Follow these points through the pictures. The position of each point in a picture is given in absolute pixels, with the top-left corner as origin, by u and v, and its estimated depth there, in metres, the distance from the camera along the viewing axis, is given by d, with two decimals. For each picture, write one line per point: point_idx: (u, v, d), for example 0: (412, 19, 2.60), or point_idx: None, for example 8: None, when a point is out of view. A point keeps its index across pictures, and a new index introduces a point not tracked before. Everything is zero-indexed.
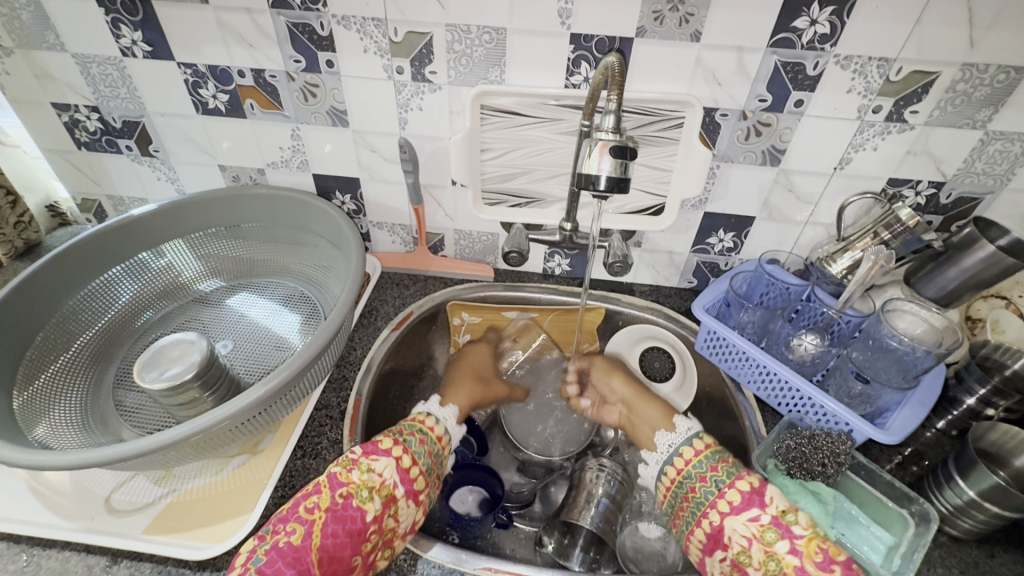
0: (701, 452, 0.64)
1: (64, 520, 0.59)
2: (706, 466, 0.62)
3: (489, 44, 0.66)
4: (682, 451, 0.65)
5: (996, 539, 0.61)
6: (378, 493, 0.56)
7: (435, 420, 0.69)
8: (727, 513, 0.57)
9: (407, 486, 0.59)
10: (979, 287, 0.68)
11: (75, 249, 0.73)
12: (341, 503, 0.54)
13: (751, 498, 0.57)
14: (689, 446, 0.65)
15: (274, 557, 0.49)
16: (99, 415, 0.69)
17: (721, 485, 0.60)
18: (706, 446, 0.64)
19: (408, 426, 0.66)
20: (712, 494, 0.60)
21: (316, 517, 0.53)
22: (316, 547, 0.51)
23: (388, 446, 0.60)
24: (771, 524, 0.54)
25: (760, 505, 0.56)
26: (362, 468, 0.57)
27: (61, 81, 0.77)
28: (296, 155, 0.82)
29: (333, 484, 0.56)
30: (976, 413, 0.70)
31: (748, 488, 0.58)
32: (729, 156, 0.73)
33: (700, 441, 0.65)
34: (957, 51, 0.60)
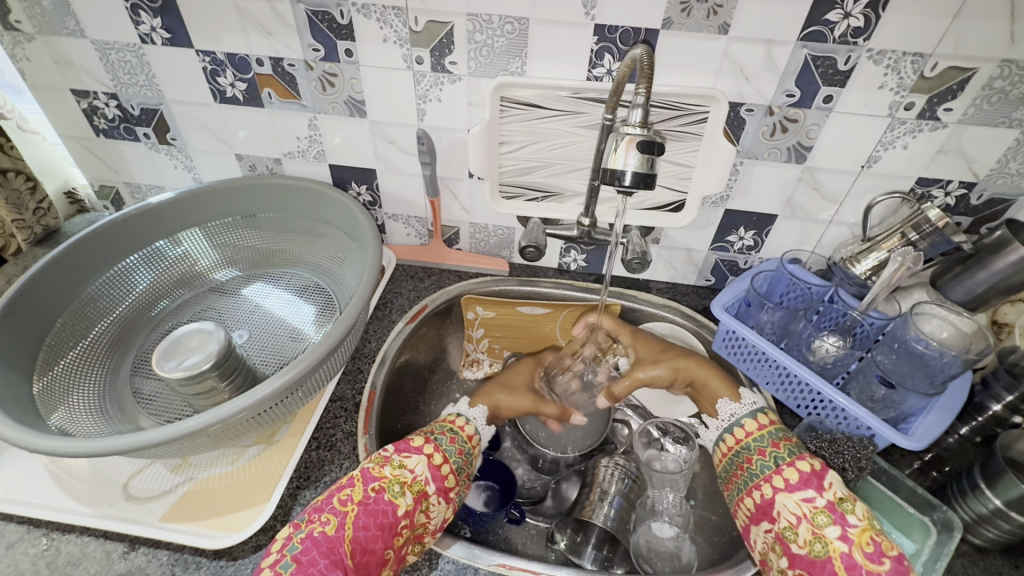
0: (765, 427, 0.63)
1: (82, 505, 0.59)
2: (769, 440, 0.61)
3: (511, 34, 0.65)
4: (744, 422, 0.64)
5: (1021, 550, 0.60)
6: (408, 489, 0.56)
7: (467, 420, 0.67)
8: (781, 489, 0.56)
9: (437, 483, 0.58)
10: (1009, 292, 0.66)
11: (94, 235, 0.73)
12: (373, 497, 0.54)
13: (809, 479, 0.56)
14: (752, 419, 0.64)
15: (308, 547, 0.50)
16: (117, 402, 0.69)
17: (780, 461, 0.58)
18: (771, 422, 0.63)
19: (439, 425, 0.65)
20: (768, 468, 0.58)
21: (349, 509, 0.53)
22: (348, 538, 0.51)
23: (420, 443, 0.61)
24: (825, 508, 0.53)
25: (817, 488, 0.55)
26: (394, 464, 0.58)
27: (81, 68, 0.77)
28: (312, 145, 0.81)
29: (365, 478, 0.56)
30: (1002, 420, 0.68)
31: (808, 469, 0.56)
32: (753, 152, 0.72)
33: (765, 416, 0.64)
34: (997, 47, 0.58)
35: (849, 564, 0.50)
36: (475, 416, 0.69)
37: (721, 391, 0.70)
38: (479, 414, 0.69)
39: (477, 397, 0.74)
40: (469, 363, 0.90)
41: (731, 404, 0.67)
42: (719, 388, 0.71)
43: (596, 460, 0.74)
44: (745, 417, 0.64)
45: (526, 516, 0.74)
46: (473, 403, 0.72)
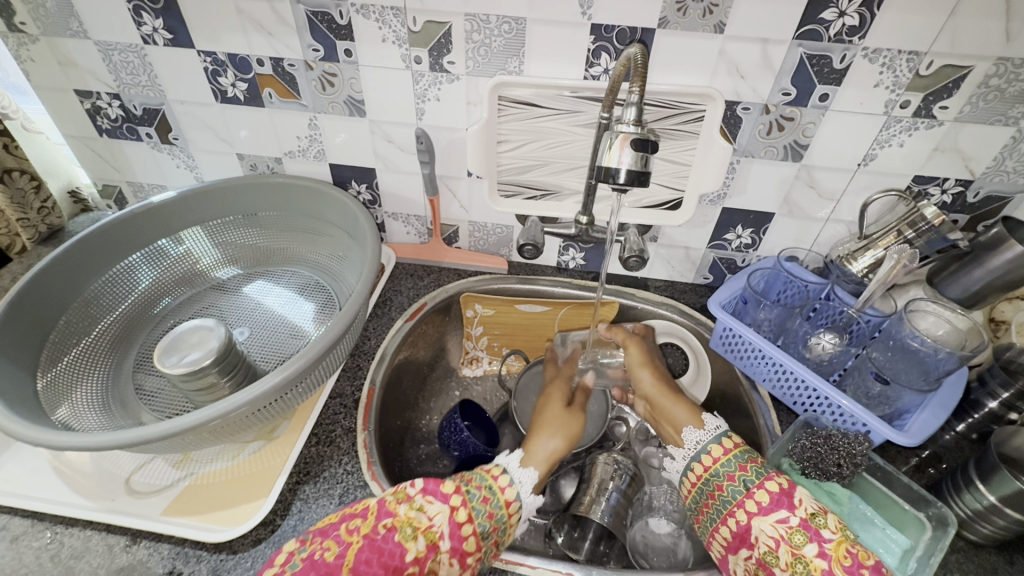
0: (730, 451, 0.60)
1: (85, 499, 0.60)
2: (736, 463, 0.59)
3: (508, 34, 0.66)
4: (710, 448, 0.61)
5: (1017, 546, 0.60)
6: (422, 534, 0.53)
7: (510, 480, 0.60)
8: (754, 513, 0.55)
9: (454, 541, 0.54)
10: (1005, 289, 0.67)
11: (97, 234, 0.74)
12: (382, 534, 0.52)
13: (780, 499, 0.54)
14: (717, 444, 0.61)
15: (307, 567, 0.49)
16: (119, 398, 0.70)
17: (750, 484, 0.56)
18: (735, 445, 0.61)
19: (478, 477, 0.60)
20: (740, 494, 0.56)
21: (354, 540, 0.52)
22: (347, 567, 0.50)
23: (449, 491, 0.57)
24: (800, 526, 0.52)
25: (789, 507, 0.53)
26: (413, 505, 0.55)
27: (84, 68, 0.78)
28: (313, 145, 0.82)
29: (379, 512, 0.54)
30: (998, 417, 0.69)
31: (777, 489, 0.55)
32: (750, 150, 0.72)
33: (727, 440, 0.61)
34: (992, 45, 0.58)
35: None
36: (520, 480, 0.61)
37: (685, 418, 0.68)
38: (528, 477, 0.61)
39: (529, 456, 0.66)
40: (467, 361, 0.92)
41: (695, 430, 0.64)
42: (682, 414, 0.68)
43: (594, 455, 0.75)
44: (710, 442, 0.62)
45: (526, 512, 0.75)
46: (524, 464, 0.63)
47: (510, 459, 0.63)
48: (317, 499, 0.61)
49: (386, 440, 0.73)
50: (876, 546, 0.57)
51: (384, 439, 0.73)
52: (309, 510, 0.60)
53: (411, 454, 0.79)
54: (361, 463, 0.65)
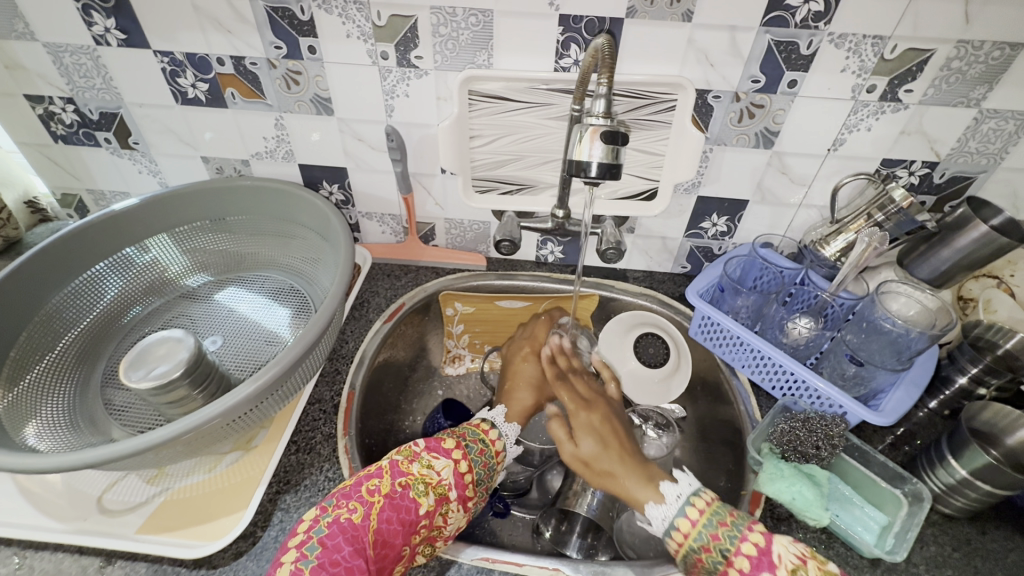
0: (698, 521, 0.54)
1: (55, 521, 0.58)
2: (708, 532, 0.53)
3: (476, 26, 0.64)
4: (677, 524, 0.54)
5: (989, 516, 0.62)
6: (433, 490, 0.55)
7: (499, 433, 0.64)
8: None
9: (460, 490, 0.57)
10: (972, 268, 0.68)
11: (57, 246, 0.71)
12: (399, 492, 0.54)
13: (761, 562, 0.50)
14: (684, 517, 0.54)
15: (335, 532, 0.49)
16: (88, 415, 0.68)
17: (727, 553, 0.51)
18: (701, 511, 0.54)
19: (471, 432, 0.63)
20: (720, 564, 0.52)
21: (376, 500, 0.52)
22: (372, 529, 0.51)
23: (451, 445, 0.59)
24: None
25: (771, 570, 0.49)
26: (423, 463, 0.57)
27: (33, 72, 0.75)
28: (281, 145, 0.80)
29: (393, 471, 0.55)
30: (968, 393, 0.71)
31: (756, 551, 0.50)
32: (721, 139, 0.72)
33: (693, 508, 0.54)
34: (952, 28, 0.59)
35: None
36: (506, 432, 0.65)
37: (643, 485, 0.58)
38: (513, 431, 0.66)
39: (512, 407, 0.70)
40: (449, 360, 0.91)
41: (658, 508, 0.56)
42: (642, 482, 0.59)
43: None
44: (679, 515, 0.55)
45: (512, 509, 0.75)
46: (508, 419, 0.67)
47: (496, 414, 0.67)
48: (298, 508, 0.60)
49: (369, 443, 0.73)
50: (855, 525, 0.58)
51: (366, 444, 0.72)
52: (291, 520, 0.59)
53: None
54: (342, 468, 0.64)
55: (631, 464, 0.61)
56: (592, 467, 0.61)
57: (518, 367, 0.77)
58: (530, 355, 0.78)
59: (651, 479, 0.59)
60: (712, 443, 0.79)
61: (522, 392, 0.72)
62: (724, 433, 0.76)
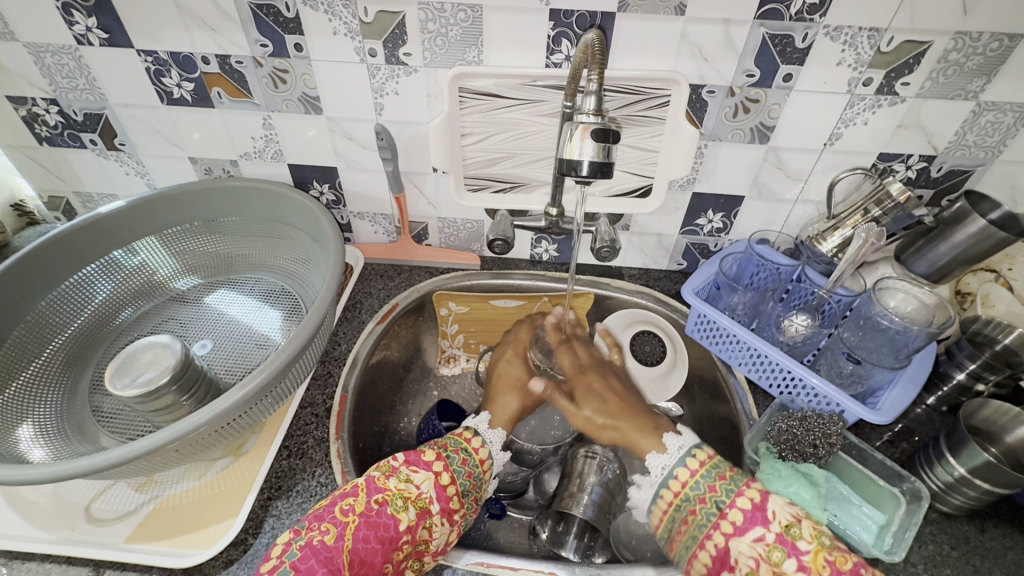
0: (698, 471, 0.57)
1: (43, 531, 0.57)
2: (705, 484, 0.56)
3: (465, 22, 0.63)
4: (676, 472, 0.58)
5: (987, 514, 0.62)
6: (412, 504, 0.55)
7: (483, 442, 0.64)
8: (730, 534, 0.51)
9: (442, 503, 0.57)
10: (970, 262, 0.67)
11: (42, 250, 0.70)
12: (376, 509, 0.53)
13: (754, 515, 0.51)
14: (684, 467, 0.58)
15: (307, 555, 0.49)
16: (76, 422, 0.67)
17: (722, 504, 0.53)
18: (701, 463, 0.58)
19: (453, 441, 0.62)
20: (713, 516, 0.54)
21: (350, 520, 0.52)
22: (347, 549, 0.50)
23: (430, 458, 0.59)
24: (776, 541, 0.49)
25: (763, 522, 0.51)
26: (400, 477, 0.56)
27: (15, 73, 0.73)
28: (269, 145, 0.79)
29: (369, 489, 0.55)
30: (966, 389, 0.70)
31: (751, 504, 0.52)
32: (716, 134, 0.71)
33: (693, 459, 0.58)
34: (950, 19, 0.58)
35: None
36: (490, 440, 0.65)
37: (645, 438, 0.63)
38: (497, 437, 0.65)
39: (495, 412, 0.69)
40: (445, 360, 0.90)
41: (659, 457, 0.60)
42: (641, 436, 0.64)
43: (575, 448, 0.75)
44: (676, 467, 0.58)
45: (509, 510, 0.75)
46: (492, 424, 0.67)
47: (480, 421, 0.67)
48: (289, 515, 0.59)
49: (363, 447, 0.72)
50: (852, 525, 0.57)
51: (360, 447, 0.71)
52: (282, 526, 0.58)
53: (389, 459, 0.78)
54: (334, 473, 0.63)
55: (632, 417, 0.67)
56: (595, 424, 0.68)
57: (502, 369, 0.77)
58: (513, 357, 0.78)
59: (654, 429, 0.64)
60: (709, 441, 0.78)
61: (507, 396, 0.72)
62: (720, 432, 0.76)
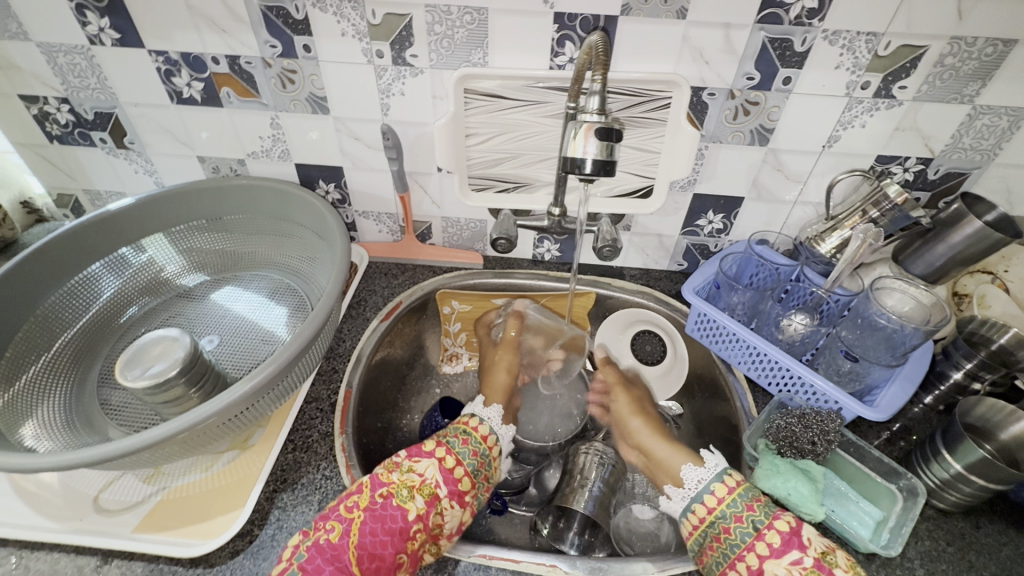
0: (734, 491, 0.58)
1: (52, 521, 0.58)
2: (743, 503, 0.57)
3: (471, 24, 0.64)
4: (713, 487, 0.59)
5: (983, 511, 0.63)
6: (419, 492, 0.56)
7: (480, 420, 0.66)
8: (767, 556, 0.53)
9: (450, 486, 0.58)
10: (967, 263, 0.68)
11: (53, 245, 0.71)
12: (381, 502, 0.54)
13: (790, 539, 0.53)
14: (721, 483, 0.59)
15: (314, 554, 0.50)
16: (84, 415, 0.68)
17: (759, 525, 0.54)
18: (739, 484, 0.59)
19: (453, 428, 0.64)
20: (749, 536, 0.54)
21: (355, 516, 0.53)
22: (354, 545, 0.52)
23: (431, 447, 0.61)
24: (813, 566, 0.51)
25: (800, 547, 0.52)
26: (403, 469, 0.58)
27: (27, 72, 0.74)
28: (276, 144, 0.80)
29: (373, 484, 0.56)
30: (963, 388, 0.71)
31: (787, 529, 0.53)
32: (716, 136, 0.72)
33: (731, 477, 0.60)
34: (946, 25, 0.59)
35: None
36: (489, 417, 0.67)
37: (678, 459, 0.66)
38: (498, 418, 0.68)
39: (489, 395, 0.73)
40: (447, 358, 0.90)
41: (696, 469, 0.62)
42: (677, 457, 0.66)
43: (578, 446, 0.75)
44: (713, 481, 0.60)
45: (509, 506, 0.75)
46: (488, 402, 0.70)
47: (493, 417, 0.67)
48: (295, 507, 0.60)
49: (366, 442, 0.72)
50: (850, 520, 0.59)
51: (364, 442, 0.72)
52: (288, 518, 0.59)
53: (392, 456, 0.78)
54: (339, 466, 0.64)
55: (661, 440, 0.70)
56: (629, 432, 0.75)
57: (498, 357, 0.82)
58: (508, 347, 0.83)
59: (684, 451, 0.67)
60: (708, 439, 0.79)
61: (499, 378, 0.77)
62: (719, 430, 0.77)
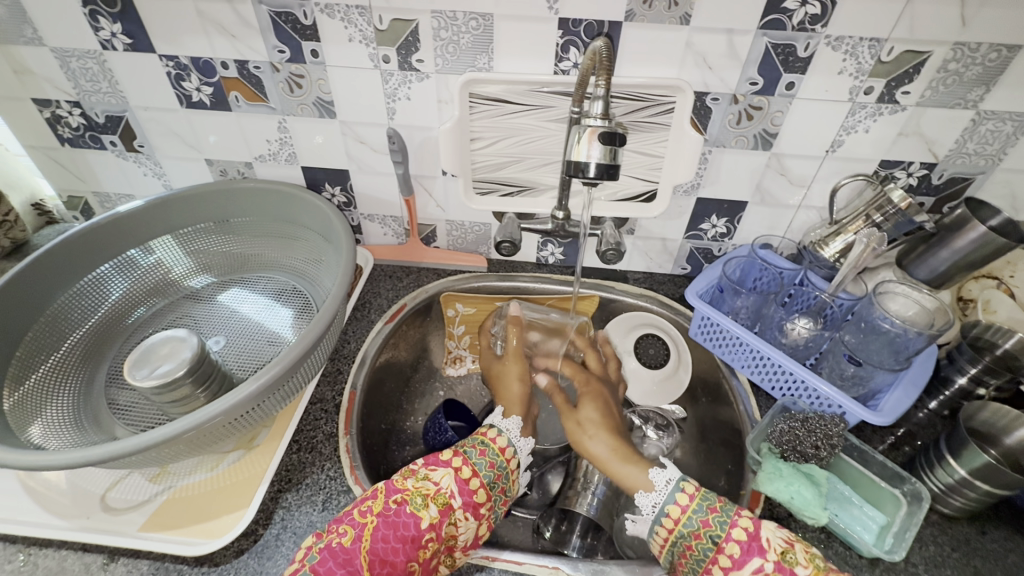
0: (689, 508, 0.57)
1: (60, 519, 0.59)
2: (698, 519, 0.56)
3: (476, 30, 0.65)
4: (668, 509, 0.57)
5: (988, 517, 0.62)
6: (433, 501, 0.56)
7: (499, 431, 0.65)
8: (730, 568, 0.52)
9: (465, 497, 0.58)
10: (971, 268, 0.68)
11: (63, 247, 0.72)
12: (394, 509, 0.55)
13: (750, 547, 0.52)
14: (674, 503, 0.57)
15: (326, 557, 0.51)
16: (92, 414, 0.69)
17: (717, 539, 0.54)
18: (692, 497, 0.57)
19: (471, 438, 0.64)
20: (710, 550, 0.54)
21: (368, 521, 0.54)
22: (365, 550, 0.52)
23: (449, 456, 0.60)
24: (776, 571, 0.50)
25: (760, 553, 0.52)
26: (419, 476, 0.58)
27: (41, 76, 0.76)
28: (284, 148, 0.81)
29: (388, 490, 0.56)
30: (968, 393, 0.71)
31: (745, 536, 0.53)
32: (720, 141, 0.73)
33: (683, 494, 0.58)
34: (949, 30, 0.59)
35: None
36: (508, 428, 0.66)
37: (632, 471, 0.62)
38: (514, 425, 0.67)
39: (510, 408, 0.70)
40: (451, 360, 0.91)
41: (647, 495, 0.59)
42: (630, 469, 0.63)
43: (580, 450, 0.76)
44: (666, 503, 0.58)
45: (513, 509, 0.75)
46: (508, 414, 0.68)
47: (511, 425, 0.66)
48: (300, 507, 0.61)
49: (370, 444, 0.73)
50: (854, 524, 0.59)
51: (368, 443, 0.72)
52: (292, 518, 0.60)
53: (396, 457, 0.79)
54: (343, 467, 0.64)
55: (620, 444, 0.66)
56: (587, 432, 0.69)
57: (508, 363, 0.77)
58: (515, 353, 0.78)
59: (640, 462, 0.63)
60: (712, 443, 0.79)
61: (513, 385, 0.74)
62: (723, 433, 0.77)
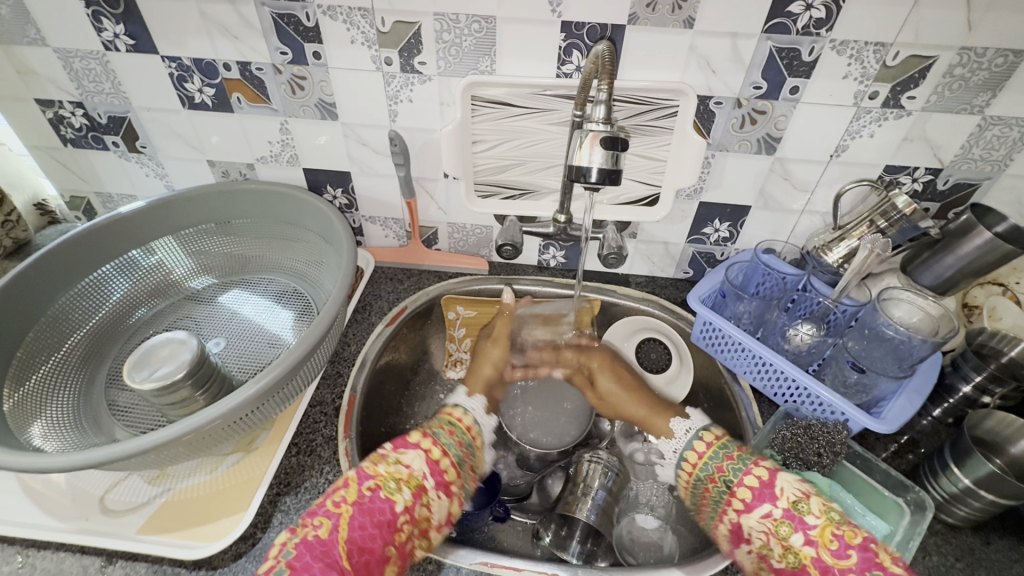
0: (705, 454, 0.66)
1: (58, 521, 0.59)
2: (714, 464, 0.64)
3: (478, 32, 0.65)
4: (689, 453, 0.68)
5: (993, 527, 0.62)
6: (406, 484, 0.57)
7: (465, 412, 0.71)
8: (742, 511, 0.59)
9: (436, 478, 0.60)
10: (976, 275, 0.68)
11: (65, 247, 0.72)
12: (369, 496, 0.55)
13: (762, 493, 0.58)
14: (693, 448, 0.67)
15: (303, 551, 0.49)
16: (91, 415, 0.69)
17: (732, 483, 0.61)
18: (708, 445, 0.66)
19: (438, 420, 0.67)
20: (725, 492, 0.62)
21: (344, 510, 0.53)
22: (343, 539, 0.51)
23: (417, 438, 0.62)
24: (784, 517, 0.55)
25: (771, 500, 0.57)
26: (390, 461, 0.58)
27: (44, 77, 0.76)
28: (285, 149, 0.81)
29: (360, 477, 0.56)
30: (972, 401, 0.70)
31: (758, 483, 0.59)
32: (723, 145, 0.72)
33: (700, 442, 0.67)
34: (955, 35, 0.59)
35: (822, 567, 0.52)
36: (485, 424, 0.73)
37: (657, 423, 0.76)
38: None
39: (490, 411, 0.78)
40: (452, 363, 0.90)
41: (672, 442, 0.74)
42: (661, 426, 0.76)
43: (580, 454, 0.75)
44: (693, 441, 0.68)
45: (512, 513, 0.75)
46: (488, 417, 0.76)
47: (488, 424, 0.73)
48: (298, 510, 0.60)
49: (369, 447, 0.72)
50: None
51: (367, 446, 0.72)
52: (290, 522, 0.59)
53: None
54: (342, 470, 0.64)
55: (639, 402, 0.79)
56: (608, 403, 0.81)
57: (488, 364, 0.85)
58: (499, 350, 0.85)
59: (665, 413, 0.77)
60: None
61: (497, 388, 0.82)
62: None
